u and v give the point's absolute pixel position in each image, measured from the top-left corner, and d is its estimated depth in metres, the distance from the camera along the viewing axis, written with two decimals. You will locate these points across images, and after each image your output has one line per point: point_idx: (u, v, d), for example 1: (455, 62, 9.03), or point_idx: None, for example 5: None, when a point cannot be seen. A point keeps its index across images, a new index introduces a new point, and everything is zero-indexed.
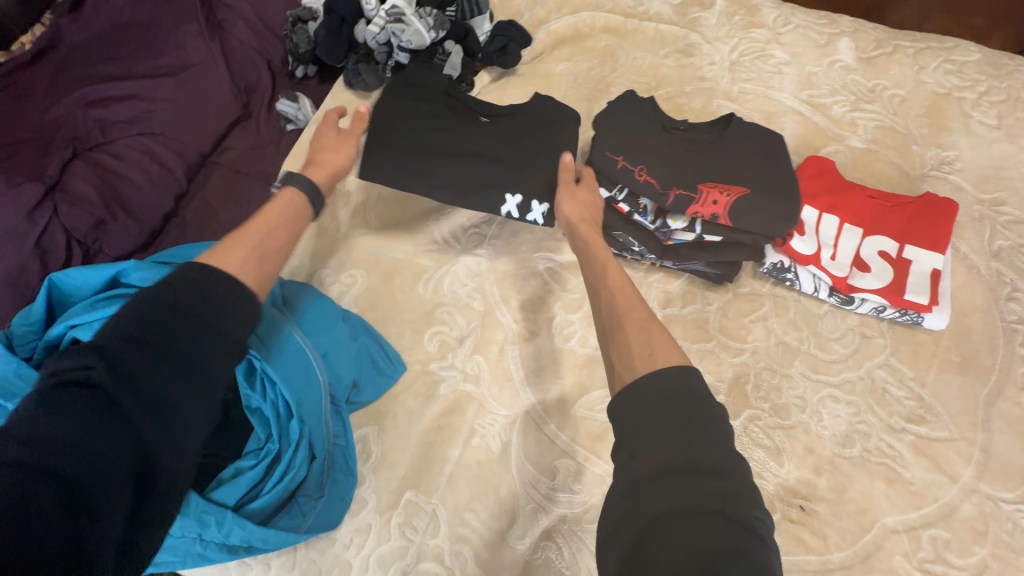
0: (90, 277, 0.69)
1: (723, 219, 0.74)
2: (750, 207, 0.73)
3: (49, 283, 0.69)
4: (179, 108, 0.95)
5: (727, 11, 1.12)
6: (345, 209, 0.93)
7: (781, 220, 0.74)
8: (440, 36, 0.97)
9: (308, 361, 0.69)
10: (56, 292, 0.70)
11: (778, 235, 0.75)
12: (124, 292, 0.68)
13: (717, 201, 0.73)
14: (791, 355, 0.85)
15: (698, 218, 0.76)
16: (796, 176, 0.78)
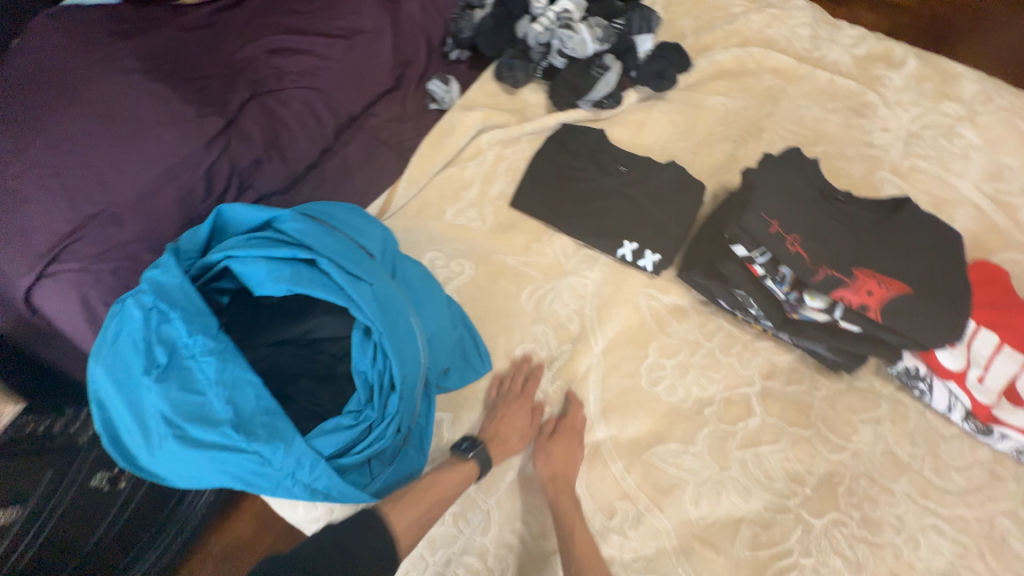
0: (249, 216, 0.77)
1: (873, 312, 0.68)
2: (907, 309, 0.67)
3: (216, 213, 0.78)
4: (344, 70, 1.01)
5: (916, 75, 1.02)
6: (469, 200, 0.97)
7: (942, 331, 0.66)
8: (603, 49, 0.98)
9: (416, 343, 0.72)
10: (220, 222, 0.78)
11: (932, 347, 0.68)
12: (276, 237, 0.74)
13: (872, 291, 0.67)
14: (898, 469, 0.77)
15: (841, 303, 0.70)
16: (969, 285, 0.70)
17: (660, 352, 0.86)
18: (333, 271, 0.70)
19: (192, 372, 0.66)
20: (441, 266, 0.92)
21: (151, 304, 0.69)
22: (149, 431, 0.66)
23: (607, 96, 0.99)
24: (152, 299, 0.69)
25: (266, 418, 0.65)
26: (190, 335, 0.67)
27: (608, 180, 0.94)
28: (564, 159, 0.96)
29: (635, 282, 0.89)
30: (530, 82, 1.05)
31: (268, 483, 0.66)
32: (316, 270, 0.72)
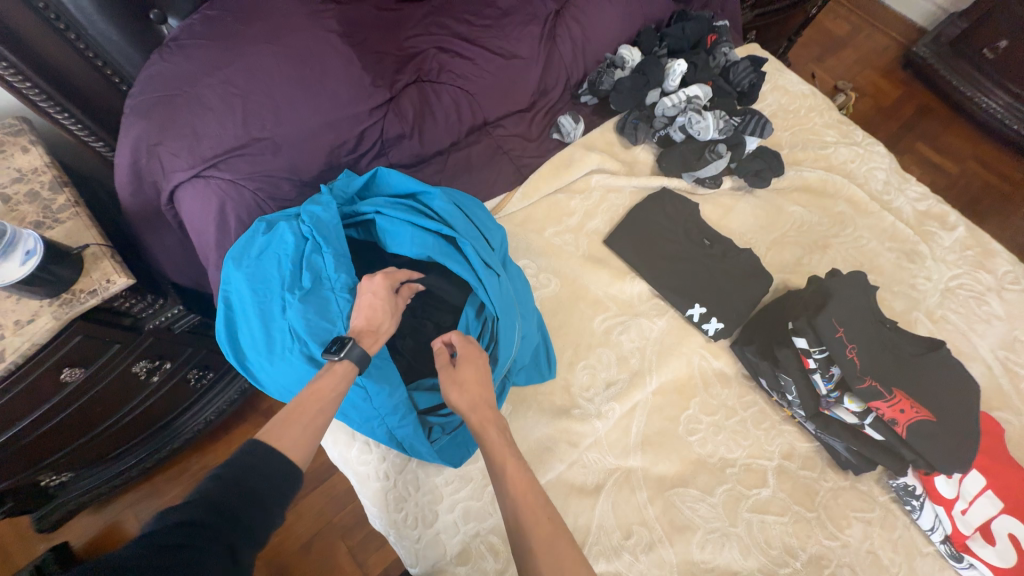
0: (401, 183, 0.87)
1: (900, 426, 0.80)
2: (929, 433, 0.79)
3: (376, 172, 0.88)
4: (494, 83, 1.13)
5: (964, 242, 1.17)
6: (567, 225, 1.08)
7: (953, 459, 0.79)
8: (718, 138, 1.13)
9: (514, 335, 0.82)
10: (373, 180, 0.89)
11: (942, 470, 0.80)
12: (422, 209, 0.85)
13: (904, 410, 0.80)
14: (877, 569, 0.87)
15: (875, 412, 0.83)
16: (978, 428, 0.83)
17: (699, 408, 0.96)
18: (469, 253, 0.81)
19: (328, 302, 0.74)
20: (531, 275, 1.03)
21: (307, 233, 0.78)
22: (272, 340, 0.73)
23: (709, 177, 1.13)
24: (310, 229, 0.78)
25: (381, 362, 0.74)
26: (335, 272, 0.75)
27: (691, 248, 1.06)
28: (659, 217, 1.09)
29: (693, 342, 1.01)
30: (645, 143, 1.18)
31: (362, 414, 0.76)
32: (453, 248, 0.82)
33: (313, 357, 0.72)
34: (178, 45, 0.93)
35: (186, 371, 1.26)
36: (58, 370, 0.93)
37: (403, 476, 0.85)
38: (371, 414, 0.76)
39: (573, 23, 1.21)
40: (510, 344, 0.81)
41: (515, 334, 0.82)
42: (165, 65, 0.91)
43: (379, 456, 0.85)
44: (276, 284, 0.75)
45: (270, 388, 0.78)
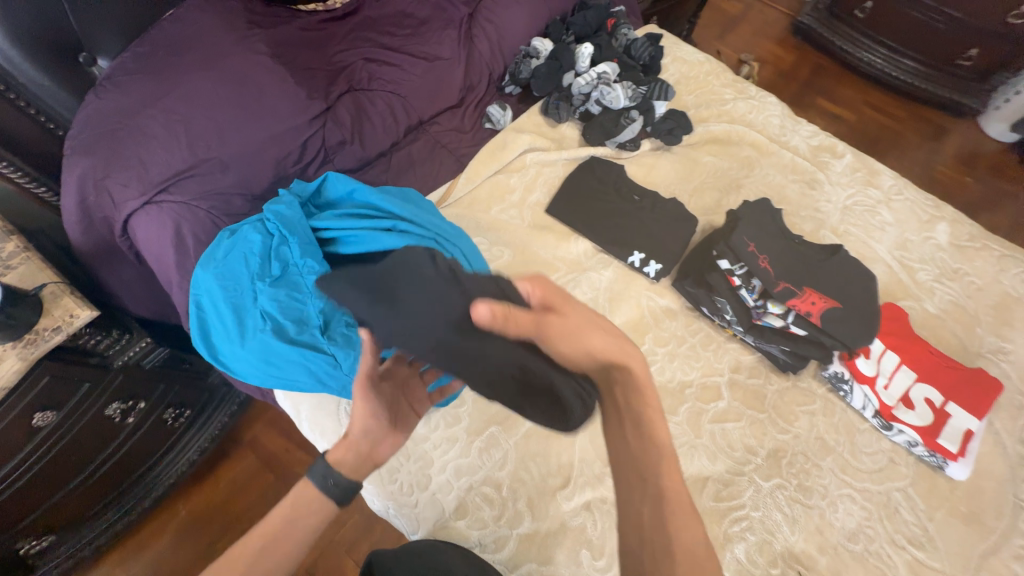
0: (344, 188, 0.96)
1: (814, 317, 0.94)
2: (837, 317, 0.94)
3: (324, 177, 0.97)
4: (423, 84, 1.22)
5: (852, 166, 1.35)
6: (511, 202, 1.18)
7: (860, 335, 0.93)
8: (630, 105, 1.26)
9: None
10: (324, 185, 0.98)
11: (855, 347, 0.93)
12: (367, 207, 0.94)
13: (814, 302, 0.94)
14: (825, 451, 0.99)
15: (793, 310, 0.96)
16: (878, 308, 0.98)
17: (654, 342, 1.07)
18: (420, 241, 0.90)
19: (296, 286, 0.84)
20: (484, 250, 1.11)
21: (273, 229, 0.87)
22: (245, 326, 0.81)
23: (629, 141, 1.26)
24: (276, 226, 0.87)
25: (347, 331, 0.84)
26: (301, 257, 0.84)
27: (624, 203, 1.18)
28: (591, 182, 1.20)
29: (639, 285, 1.11)
30: (569, 120, 1.30)
31: (336, 381, 0.84)
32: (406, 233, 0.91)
33: (287, 334, 0.81)
34: (113, 83, 0.97)
35: (164, 407, 1.27)
36: (29, 415, 0.93)
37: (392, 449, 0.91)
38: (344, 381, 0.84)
39: (486, 24, 1.33)
40: None
41: None
42: (102, 103, 0.95)
43: None
44: (246, 278, 0.84)
45: (246, 376, 0.84)
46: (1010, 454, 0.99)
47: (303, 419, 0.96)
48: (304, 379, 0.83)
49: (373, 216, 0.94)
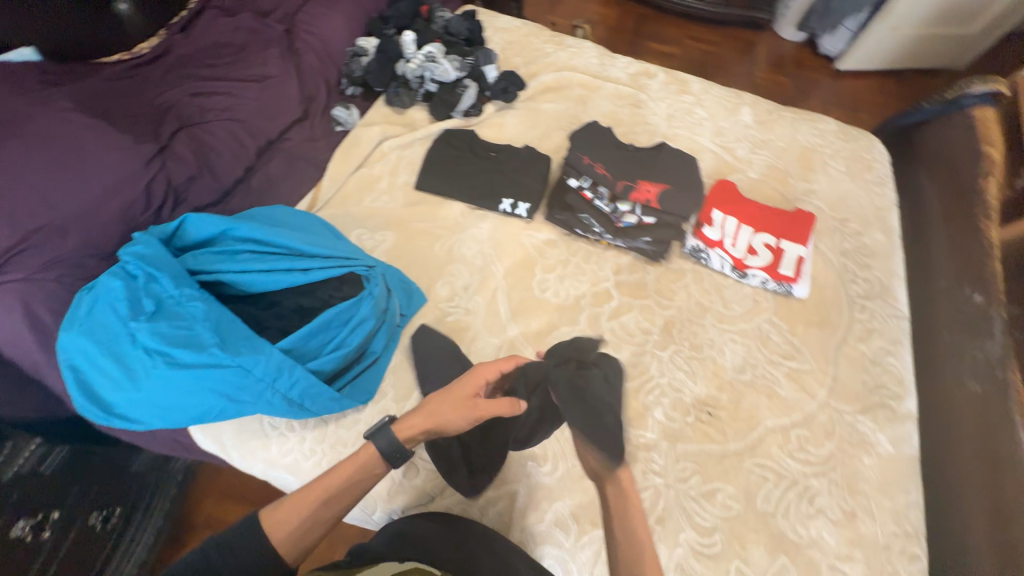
0: (210, 227, 0.92)
1: (654, 202, 1.13)
2: (670, 196, 1.13)
3: (183, 220, 0.91)
4: (260, 104, 1.24)
5: (666, 82, 1.56)
6: (381, 189, 1.24)
7: (690, 206, 1.13)
8: (461, 75, 1.38)
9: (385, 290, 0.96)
10: (185, 225, 0.92)
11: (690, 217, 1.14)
12: (248, 244, 0.93)
13: (647, 190, 1.14)
14: (705, 311, 1.15)
15: (638, 203, 1.13)
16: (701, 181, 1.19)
17: (543, 271, 1.18)
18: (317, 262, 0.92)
19: (179, 315, 0.81)
20: (367, 239, 1.16)
21: (135, 272, 0.84)
22: (135, 370, 0.79)
23: (472, 107, 1.38)
24: (137, 267, 0.84)
25: (248, 338, 0.82)
26: (177, 288, 0.83)
27: (484, 163, 1.29)
28: (449, 151, 1.29)
29: (517, 227, 1.22)
30: (414, 104, 1.39)
31: (255, 393, 0.82)
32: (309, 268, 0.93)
33: (182, 361, 0.79)
34: None
35: None
36: None
37: (326, 441, 0.92)
38: (258, 388, 0.81)
39: (308, 36, 1.37)
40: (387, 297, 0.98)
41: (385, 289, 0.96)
42: None
43: (298, 438, 0.92)
44: (120, 323, 0.80)
45: (154, 421, 0.81)
46: (835, 265, 1.23)
47: (230, 449, 0.94)
48: (216, 401, 0.81)
49: (257, 249, 0.93)
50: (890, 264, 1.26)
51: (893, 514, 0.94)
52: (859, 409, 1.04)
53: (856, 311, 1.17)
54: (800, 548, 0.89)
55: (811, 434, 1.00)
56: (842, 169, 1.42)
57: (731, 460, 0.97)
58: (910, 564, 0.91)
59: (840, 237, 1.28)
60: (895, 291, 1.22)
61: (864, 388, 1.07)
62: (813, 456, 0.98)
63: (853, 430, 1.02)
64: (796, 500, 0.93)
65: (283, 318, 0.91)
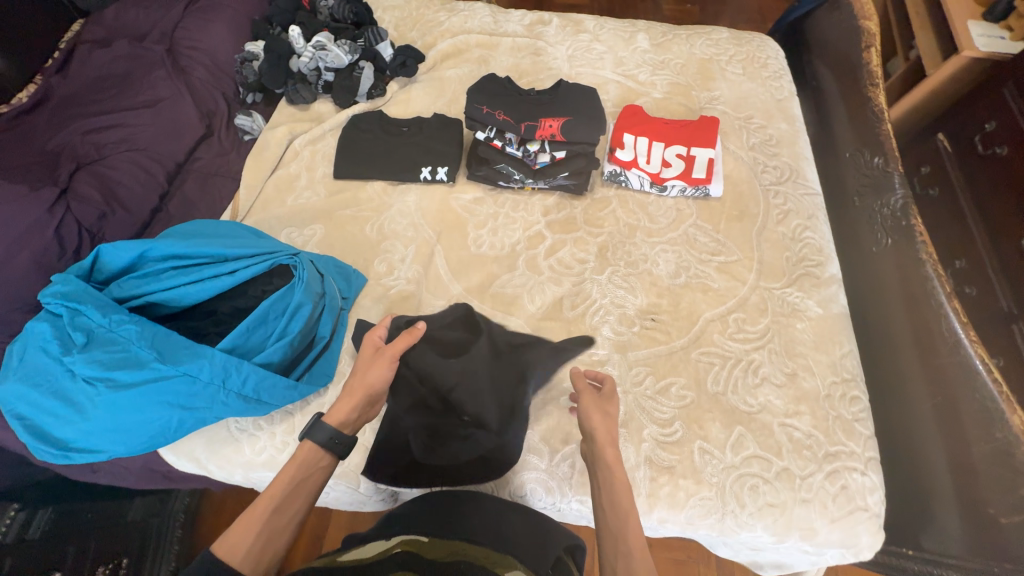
0: (123, 253, 0.91)
1: (558, 135, 1.17)
2: (573, 125, 1.17)
3: (96, 252, 0.91)
4: (158, 129, 1.22)
5: (562, 25, 1.58)
6: (301, 185, 1.25)
7: (594, 130, 1.17)
8: (355, 58, 1.37)
9: (316, 274, 0.99)
10: (100, 258, 0.92)
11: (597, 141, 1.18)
12: (169, 262, 0.93)
13: (551, 126, 1.18)
14: (633, 230, 1.21)
15: (545, 140, 1.19)
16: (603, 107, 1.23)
17: (476, 228, 1.21)
18: (242, 262, 0.94)
19: (111, 341, 0.82)
20: (297, 236, 1.17)
21: (58, 310, 0.83)
22: (80, 402, 0.80)
23: (373, 88, 1.37)
24: (59, 305, 0.83)
25: (187, 347, 0.84)
26: (104, 316, 0.83)
27: (396, 138, 1.30)
28: (361, 135, 1.30)
29: (442, 193, 1.25)
30: (316, 98, 1.38)
31: (207, 397, 0.84)
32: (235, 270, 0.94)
33: (126, 382, 0.80)
34: None
35: None
36: None
37: (296, 431, 0.94)
38: (210, 391, 0.84)
39: (193, 52, 1.35)
40: (321, 281, 1.00)
41: (316, 274, 0.99)
42: None
43: (268, 433, 0.94)
44: (56, 361, 0.81)
45: (114, 447, 0.83)
46: (746, 160, 1.30)
47: (206, 462, 0.95)
48: (172, 413, 0.83)
49: (180, 264, 0.94)
50: (796, 148, 1.33)
51: (830, 366, 1.03)
52: (787, 283, 1.12)
53: (771, 197, 1.24)
54: (752, 415, 0.98)
55: (747, 315, 1.08)
56: (740, 71, 1.47)
57: (679, 355, 1.04)
58: (851, 405, 1.00)
59: (747, 134, 1.35)
60: (805, 171, 1.29)
61: (789, 264, 1.15)
62: (750, 334, 1.06)
63: (784, 302, 1.10)
64: (742, 375, 1.01)
65: (224, 322, 0.96)
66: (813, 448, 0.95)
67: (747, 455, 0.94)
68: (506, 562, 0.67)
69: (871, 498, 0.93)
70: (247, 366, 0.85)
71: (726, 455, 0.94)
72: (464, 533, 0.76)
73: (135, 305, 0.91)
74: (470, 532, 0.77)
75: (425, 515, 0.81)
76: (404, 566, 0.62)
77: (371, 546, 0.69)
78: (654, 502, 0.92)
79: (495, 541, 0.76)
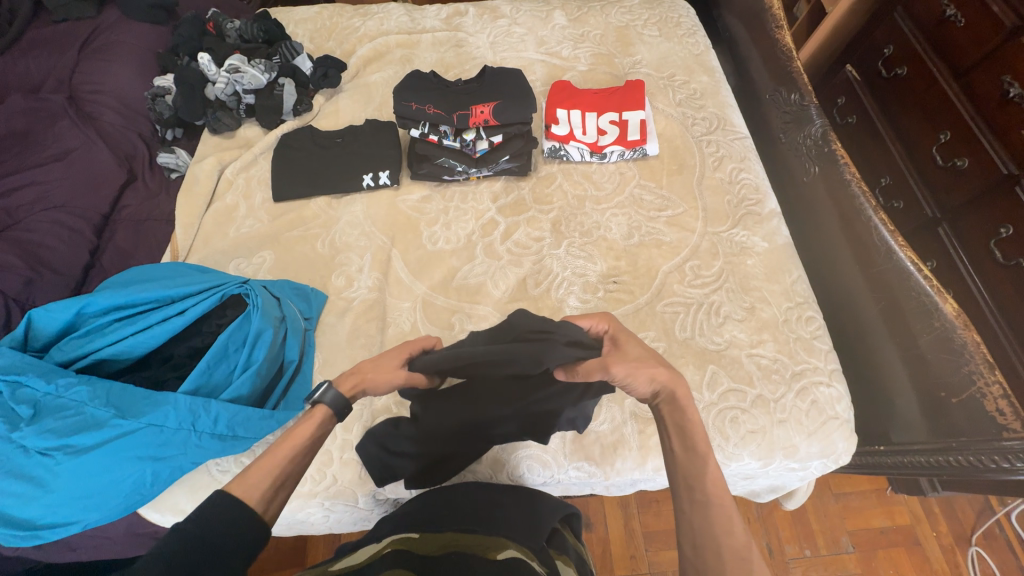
0: (58, 314, 0.86)
1: (492, 120, 1.18)
2: (504, 107, 1.18)
3: (28, 318, 0.85)
4: (73, 182, 1.16)
5: (478, 14, 1.58)
6: (242, 213, 1.21)
7: (526, 109, 1.18)
8: (273, 76, 1.33)
9: (272, 298, 0.97)
10: (34, 324, 0.86)
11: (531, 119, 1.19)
12: (111, 315, 0.89)
13: (483, 111, 1.18)
14: (582, 201, 1.23)
15: (480, 126, 1.19)
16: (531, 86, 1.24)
17: (429, 226, 1.20)
18: (191, 300, 0.91)
19: (62, 407, 0.77)
20: (246, 266, 1.14)
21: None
22: (39, 476, 0.75)
23: (299, 104, 1.34)
24: None
25: (147, 397, 0.80)
26: (49, 382, 0.78)
27: (332, 151, 1.28)
28: (294, 154, 1.27)
29: (388, 197, 1.24)
30: (241, 124, 1.34)
31: (177, 443, 0.81)
32: (185, 310, 0.91)
33: (86, 445, 0.76)
34: None
35: None
36: None
37: None
38: (180, 436, 0.81)
39: (98, 96, 1.28)
40: (279, 303, 0.98)
41: (272, 297, 0.97)
42: None
43: None
44: (4, 440, 0.76)
45: (87, 516, 0.79)
46: (676, 117, 1.35)
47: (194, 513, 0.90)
48: (145, 467, 0.80)
49: (125, 316, 0.90)
50: (720, 97, 1.39)
51: (784, 293, 1.09)
52: (732, 224, 1.18)
53: (705, 147, 1.30)
54: (721, 352, 1.02)
55: (701, 261, 1.13)
56: (656, 34, 1.52)
57: (645, 310, 1.08)
58: (808, 325, 1.06)
59: (673, 92, 1.40)
60: (732, 118, 1.35)
61: (731, 207, 1.20)
62: (707, 278, 1.11)
63: (733, 242, 1.15)
64: (705, 317, 1.06)
65: (182, 367, 0.91)
66: (781, 371, 1.01)
67: (723, 390, 0.99)
68: (499, 543, 0.70)
69: (839, 406, 1.00)
70: (214, 403, 0.83)
71: (704, 394, 0.99)
72: (456, 522, 0.76)
73: (83, 367, 0.86)
74: (464, 516, 0.77)
75: (424, 502, 0.83)
76: (396, 559, 0.65)
77: (367, 548, 0.71)
78: (645, 453, 0.96)
79: (491, 521, 0.76)
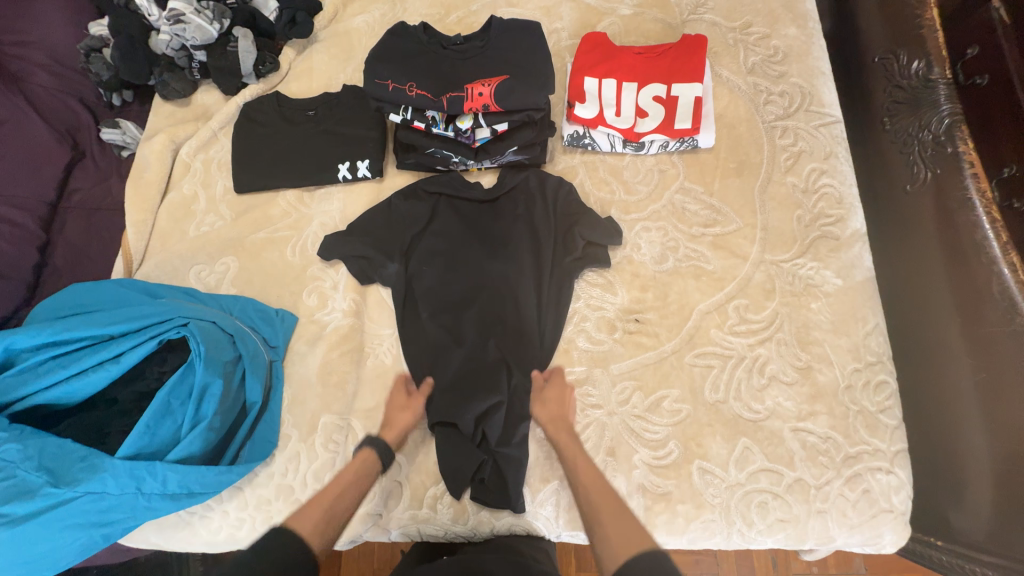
0: None
1: (493, 106, 0.90)
2: (509, 88, 0.89)
3: None
4: (6, 165, 1.00)
5: None
6: (201, 207, 1.03)
7: (538, 89, 0.89)
8: (225, 26, 1.04)
9: (224, 335, 0.84)
10: None
11: (542, 102, 0.90)
12: (40, 354, 0.77)
13: (482, 93, 0.89)
14: (606, 207, 0.98)
15: (478, 112, 0.91)
16: (549, 51, 0.93)
17: None
18: (130, 340, 0.78)
19: None
20: (208, 275, 0.98)
21: None
22: None
23: (261, 63, 1.07)
24: None
25: (83, 460, 0.71)
26: None
27: (302, 128, 1.04)
28: (257, 131, 1.05)
29: (370, 192, 1.02)
30: (196, 87, 1.10)
31: (124, 506, 0.75)
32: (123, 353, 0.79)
33: (21, 514, 0.68)
34: None
35: None
36: None
37: (250, 505, 0.86)
38: (126, 499, 0.74)
39: (25, 52, 1.07)
40: (235, 340, 0.85)
41: (224, 335, 0.84)
42: None
43: (220, 512, 0.86)
44: None
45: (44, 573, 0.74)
46: (744, 90, 1.02)
47: (165, 544, 0.88)
48: (91, 530, 0.74)
49: (58, 354, 0.78)
50: (810, 61, 1.03)
51: (852, 351, 0.87)
52: (798, 252, 0.92)
53: (778, 137, 0.98)
54: (758, 424, 0.84)
55: (750, 301, 0.90)
56: None
57: (670, 361, 0.88)
58: (875, 394, 0.85)
59: (745, 51, 1.04)
60: (822, 93, 1.01)
61: (800, 228, 0.93)
62: (755, 323, 0.89)
63: (795, 278, 0.91)
64: (746, 376, 0.86)
65: (132, 413, 0.81)
66: (830, 453, 0.82)
67: (754, 470, 0.82)
68: None
69: (897, 497, 0.82)
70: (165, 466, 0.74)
71: (730, 472, 0.82)
72: None
73: (18, 412, 0.76)
74: None
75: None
76: None
77: None
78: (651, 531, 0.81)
79: None
